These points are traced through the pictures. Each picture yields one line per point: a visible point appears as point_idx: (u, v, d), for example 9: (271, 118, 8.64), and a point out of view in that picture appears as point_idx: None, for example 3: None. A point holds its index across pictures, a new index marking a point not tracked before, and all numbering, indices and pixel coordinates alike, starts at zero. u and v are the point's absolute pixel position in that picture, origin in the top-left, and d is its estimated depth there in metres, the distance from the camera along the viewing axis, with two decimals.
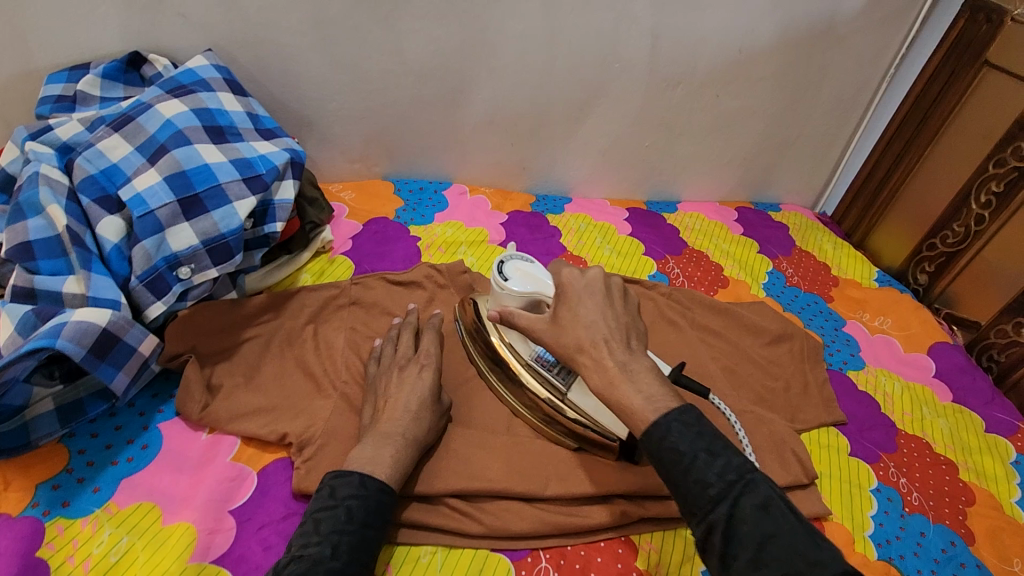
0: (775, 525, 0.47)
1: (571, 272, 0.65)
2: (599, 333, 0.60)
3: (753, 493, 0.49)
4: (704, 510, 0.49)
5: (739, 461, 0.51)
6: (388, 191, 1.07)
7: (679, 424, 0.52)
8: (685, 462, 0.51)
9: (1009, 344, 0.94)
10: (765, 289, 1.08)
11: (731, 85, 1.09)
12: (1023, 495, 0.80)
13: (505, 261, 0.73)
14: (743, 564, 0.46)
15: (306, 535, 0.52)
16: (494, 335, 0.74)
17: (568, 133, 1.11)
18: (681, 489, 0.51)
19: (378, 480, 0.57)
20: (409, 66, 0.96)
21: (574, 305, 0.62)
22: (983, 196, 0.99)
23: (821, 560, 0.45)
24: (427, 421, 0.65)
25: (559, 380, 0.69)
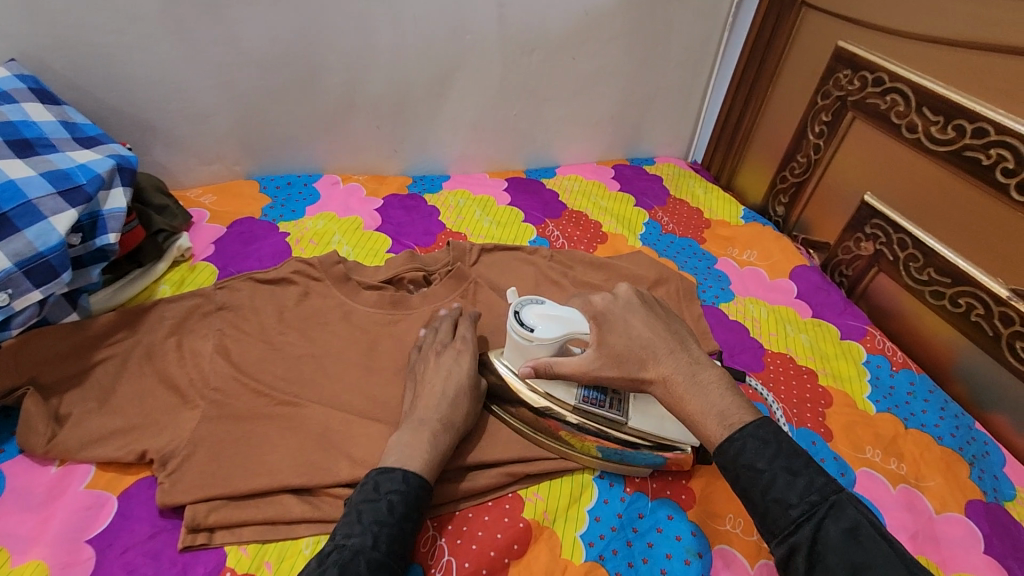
0: (866, 554, 0.45)
1: (606, 299, 0.62)
2: (661, 349, 0.57)
3: (841, 516, 0.47)
4: (784, 531, 0.48)
5: (822, 481, 0.48)
6: (252, 190, 1.03)
7: (754, 440, 0.50)
8: (764, 480, 0.49)
9: (854, 258, 1.03)
10: (642, 239, 1.13)
11: (586, 46, 1.12)
12: (872, 390, 0.89)
13: (520, 309, 0.68)
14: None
15: (349, 525, 0.53)
16: (529, 395, 0.69)
17: (434, 110, 1.10)
18: (757, 506, 0.50)
19: (419, 475, 0.58)
20: (248, 56, 0.92)
21: (623, 324, 0.60)
22: (817, 127, 1.07)
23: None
24: (464, 405, 0.67)
25: (616, 414, 0.68)
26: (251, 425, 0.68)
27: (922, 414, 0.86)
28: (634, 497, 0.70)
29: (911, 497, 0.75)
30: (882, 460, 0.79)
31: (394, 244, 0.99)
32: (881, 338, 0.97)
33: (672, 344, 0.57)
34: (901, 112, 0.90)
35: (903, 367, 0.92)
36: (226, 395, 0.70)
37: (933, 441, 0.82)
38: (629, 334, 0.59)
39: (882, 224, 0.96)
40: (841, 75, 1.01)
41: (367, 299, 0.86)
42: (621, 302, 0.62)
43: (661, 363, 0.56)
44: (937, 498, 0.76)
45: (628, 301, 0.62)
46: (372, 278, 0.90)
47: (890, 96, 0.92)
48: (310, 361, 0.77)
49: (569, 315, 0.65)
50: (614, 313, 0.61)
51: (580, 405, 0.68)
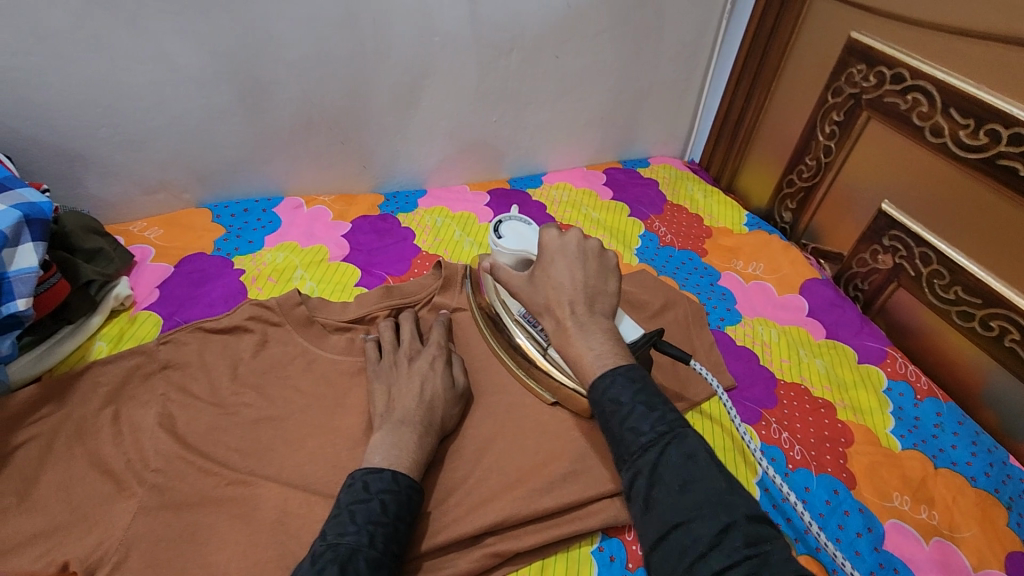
0: (696, 471, 0.50)
1: (550, 233, 0.68)
2: (565, 293, 0.64)
3: (682, 444, 0.52)
4: (633, 456, 0.53)
5: (673, 415, 0.54)
6: (205, 220, 0.92)
7: (622, 377, 0.57)
8: (624, 411, 0.55)
9: (870, 272, 0.94)
10: (638, 255, 1.03)
11: (570, 43, 1.01)
12: (896, 423, 0.81)
13: (503, 221, 0.77)
14: (665, 507, 0.49)
15: (342, 524, 0.52)
16: (492, 288, 0.79)
17: (403, 121, 0.99)
18: (615, 436, 0.55)
19: (408, 477, 0.58)
20: (185, 72, 0.81)
21: (548, 266, 0.66)
22: (827, 127, 0.97)
23: (736, 503, 0.48)
24: (440, 409, 0.66)
25: (540, 336, 0.71)
26: (197, 513, 0.59)
27: (952, 450, 0.78)
28: (638, 574, 0.62)
29: (945, 553, 0.68)
30: (911, 509, 0.72)
31: (364, 276, 0.89)
32: (903, 361, 0.88)
33: (579, 294, 0.64)
34: (925, 114, 0.80)
35: (928, 394, 0.84)
36: (168, 478, 0.61)
37: (966, 483, 0.74)
38: (551, 275, 0.66)
39: (902, 235, 0.87)
40: (855, 70, 0.91)
41: (334, 345, 0.77)
42: (560, 242, 0.67)
43: (560, 303, 0.64)
44: (974, 552, 0.68)
45: (565, 245, 0.67)
46: (339, 318, 0.80)
47: (911, 95, 0.82)
48: (267, 425, 0.68)
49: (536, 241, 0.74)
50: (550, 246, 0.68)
51: (518, 316, 0.74)
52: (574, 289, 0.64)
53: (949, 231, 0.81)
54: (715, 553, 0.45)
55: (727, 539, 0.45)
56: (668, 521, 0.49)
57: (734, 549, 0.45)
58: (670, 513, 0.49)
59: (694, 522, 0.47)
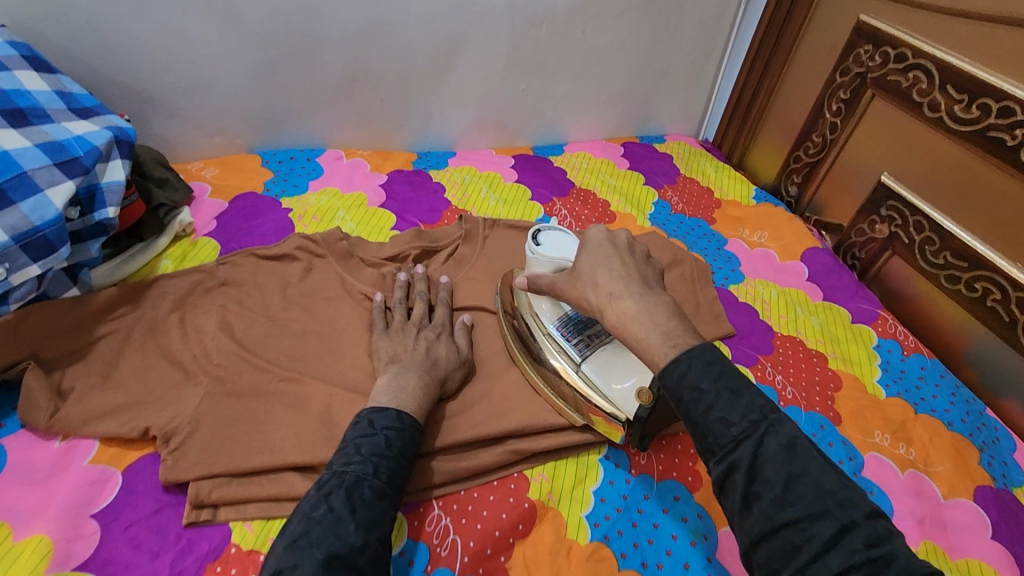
0: (802, 465, 0.44)
1: (596, 229, 0.64)
2: (617, 271, 0.58)
3: (779, 432, 0.46)
4: (725, 449, 0.46)
5: (763, 402, 0.47)
6: (255, 164, 1.01)
7: (700, 361, 0.49)
8: (707, 399, 0.47)
9: (867, 241, 1.01)
10: (651, 219, 1.10)
11: (597, 18, 1.08)
12: (883, 374, 0.88)
13: (540, 230, 0.73)
14: (766, 504, 0.44)
15: (347, 454, 0.54)
16: (524, 300, 0.77)
17: (439, 83, 1.07)
18: (698, 426, 0.48)
19: (411, 416, 0.60)
20: (248, 25, 0.89)
21: (595, 254, 0.62)
22: (834, 105, 1.04)
23: (851, 500, 0.43)
24: (444, 369, 0.69)
25: (575, 351, 0.72)
26: (254, 401, 0.67)
27: (932, 399, 0.85)
28: (639, 480, 0.69)
29: (919, 482, 0.75)
30: (890, 444, 0.79)
31: (399, 221, 0.97)
32: (893, 322, 0.95)
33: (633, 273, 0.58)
34: (924, 90, 0.87)
35: (914, 351, 0.91)
36: (229, 372, 0.69)
37: (944, 427, 0.81)
38: (594, 256, 0.61)
39: (898, 206, 0.94)
40: (862, 50, 0.98)
41: (367, 277, 0.84)
42: (608, 232, 0.63)
43: (610, 281, 0.58)
44: (945, 483, 0.75)
45: (613, 234, 0.63)
46: (377, 255, 0.89)
47: (912, 73, 0.89)
48: (313, 337, 0.76)
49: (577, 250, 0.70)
50: (594, 239, 0.63)
51: (552, 328, 0.74)
52: (626, 266, 0.59)
53: (940, 199, 0.88)
54: (833, 556, 0.40)
55: (847, 541, 0.41)
56: (773, 519, 0.43)
57: (854, 552, 0.40)
58: (776, 511, 0.43)
59: (806, 520, 0.42)
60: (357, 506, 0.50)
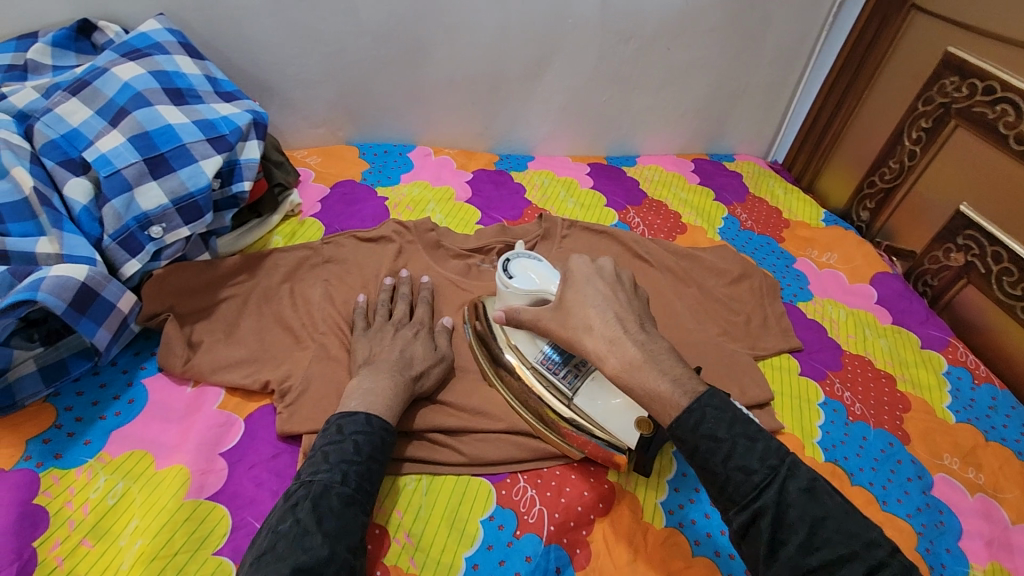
0: (822, 507, 0.49)
1: (579, 262, 0.66)
2: (611, 314, 0.60)
3: (797, 477, 0.50)
4: (748, 498, 0.49)
5: (777, 445, 0.51)
6: (354, 155, 1.09)
7: (713, 409, 0.52)
8: (724, 449, 0.51)
9: (941, 268, 1.02)
10: (720, 234, 1.14)
11: (681, 37, 1.13)
12: (953, 400, 0.88)
13: (511, 259, 0.73)
14: (793, 549, 0.47)
15: (315, 465, 0.55)
16: (500, 336, 0.74)
17: (527, 91, 1.13)
18: (719, 478, 0.51)
19: (382, 419, 0.60)
20: (365, 27, 0.97)
21: (581, 286, 0.64)
22: (914, 133, 1.06)
23: (869, 538, 0.48)
24: (421, 368, 0.69)
25: (564, 385, 0.69)
26: None
27: (1003, 428, 0.85)
28: None
29: (988, 506, 0.75)
30: (960, 468, 0.80)
31: (483, 217, 1.03)
32: (963, 350, 0.96)
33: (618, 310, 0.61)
34: (1011, 123, 0.89)
35: (985, 381, 0.91)
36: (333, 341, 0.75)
37: (1014, 456, 0.82)
38: (584, 295, 0.63)
39: (977, 235, 0.95)
40: (948, 82, 1.00)
41: (451, 267, 0.91)
42: (594, 267, 0.65)
43: (605, 325, 0.59)
44: (1015, 510, 0.75)
45: (600, 268, 0.66)
46: (461, 246, 0.94)
47: (1000, 106, 0.91)
48: None
49: (549, 278, 0.70)
50: (580, 275, 0.65)
51: (535, 361, 0.70)
52: (621, 307, 0.61)
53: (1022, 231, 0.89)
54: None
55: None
56: (801, 564, 0.47)
57: None
58: (802, 557, 0.47)
59: (834, 564, 0.46)
60: (324, 515, 0.51)
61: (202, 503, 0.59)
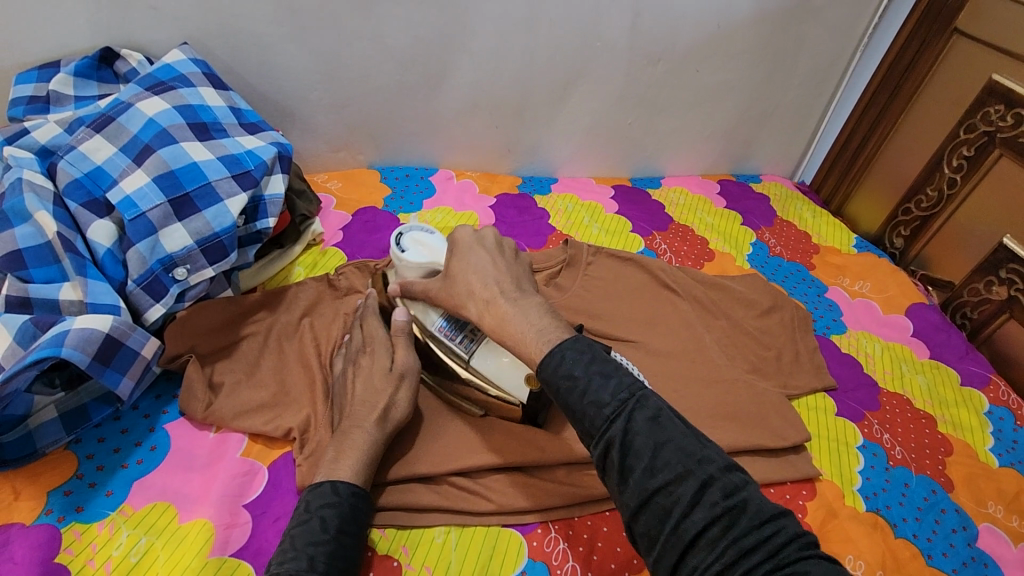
0: (666, 432, 0.47)
1: (465, 231, 0.70)
2: (489, 277, 0.63)
3: (645, 407, 0.49)
4: (601, 429, 0.48)
5: (631, 380, 0.51)
6: (375, 179, 1.07)
7: (571, 352, 0.53)
8: (580, 387, 0.51)
9: (981, 302, 0.99)
10: (749, 261, 1.10)
11: (711, 59, 1.10)
12: (996, 442, 0.85)
13: (402, 232, 0.74)
14: (638, 475, 0.46)
15: (281, 552, 0.52)
16: (403, 307, 0.72)
17: (552, 113, 1.11)
18: (574, 412, 0.50)
19: (349, 484, 0.59)
20: (390, 51, 0.95)
21: (466, 256, 0.66)
22: (954, 160, 1.02)
23: (709, 457, 0.47)
24: (380, 399, 0.64)
25: (460, 348, 0.68)
26: None
27: None
28: None
29: None
30: (1004, 516, 0.77)
31: None
32: (1005, 389, 0.93)
33: (503, 275, 0.64)
34: None
35: None
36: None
37: None
38: (467, 262, 0.66)
39: (1021, 270, 0.91)
40: (992, 109, 0.96)
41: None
42: (476, 236, 0.69)
43: (485, 287, 0.63)
44: None
45: (481, 237, 0.69)
46: None
47: None
48: None
49: (439, 251, 0.71)
50: (464, 242, 0.68)
51: (434, 330, 0.69)
52: (499, 271, 0.64)
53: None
54: (698, 513, 0.44)
55: (707, 495, 0.45)
56: (645, 487, 0.46)
57: (713, 504, 0.44)
58: (646, 479, 0.46)
59: (672, 483, 0.45)
60: None
61: (227, 561, 0.57)
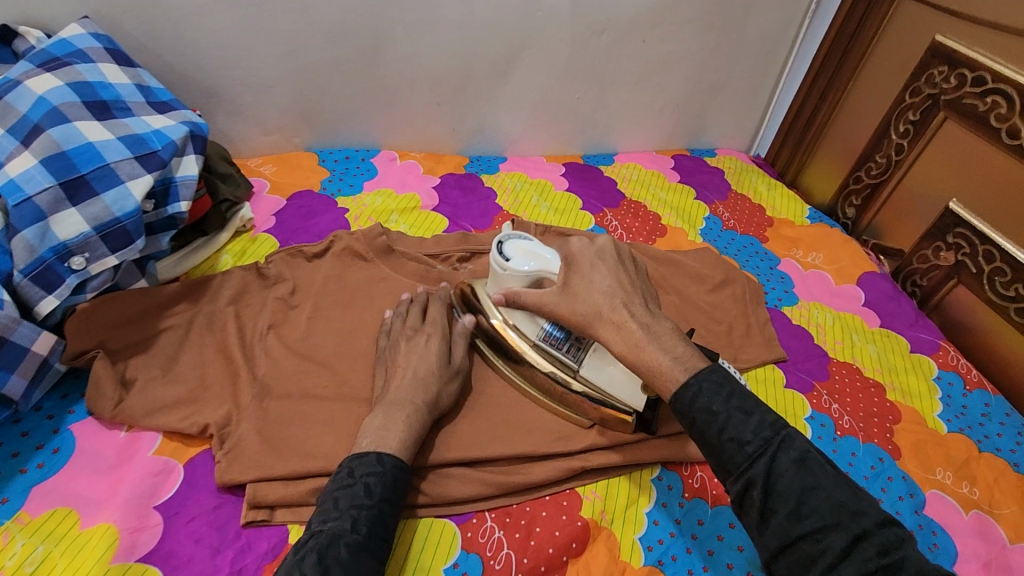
0: (815, 477, 0.46)
1: (581, 244, 0.63)
2: (618, 296, 0.57)
3: (791, 447, 0.47)
4: (741, 467, 0.47)
5: (775, 417, 0.49)
6: (312, 162, 1.02)
7: (710, 383, 0.51)
8: (719, 421, 0.49)
9: (930, 268, 0.98)
10: (702, 235, 1.09)
11: (658, 29, 1.07)
12: (944, 408, 0.85)
13: (504, 240, 0.72)
14: (782, 518, 0.45)
15: (325, 512, 0.52)
16: (497, 317, 0.72)
17: (497, 88, 1.07)
18: (713, 448, 0.49)
19: (394, 456, 0.57)
20: (317, 25, 0.91)
21: (587, 272, 0.60)
22: (902, 126, 1.01)
23: (862, 510, 0.45)
24: (434, 386, 0.65)
25: (569, 357, 0.69)
26: (309, 404, 0.68)
27: (996, 437, 0.82)
28: (693, 503, 0.68)
29: (983, 524, 0.72)
30: (953, 483, 0.76)
31: (451, 225, 0.97)
32: (954, 354, 0.92)
33: (630, 292, 0.58)
34: (1003, 115, 0.85)
35: (977, 386, 0.87)
36: (278, 376, 0.69)
37: (1008, 467, 0.78)
38: (590, 279, 0.59)
39: (967, 233, 0.90)
40: (936, 71, 0.95)
41: (410, 271, 0.87)
42: (595, 249, 0.62)
43: (613, 308, 0.57)
44: (1012, 527, 0.72)
45: (600, 250, 0.62)
46: (417, 251, 0.89)
47: (991, 98, 0.86)
48: (361, 336, 0.76)
49: (549, 258, 0.68)
50: (584, 258, 0.62)
51: (539, 340, 0.69)
52: (626, 290, 0.58)
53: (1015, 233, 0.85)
54: (848, 565, 0.43)
55: (859, 550, 0.43)
56: (788, 532, 0.45)
57: (867, 561, 0.42)
58: (791, 524, 0.45)
59: (821, 532, 0.44)
60: (330, 567, 0.47)
61: (133, 566, 0.53)
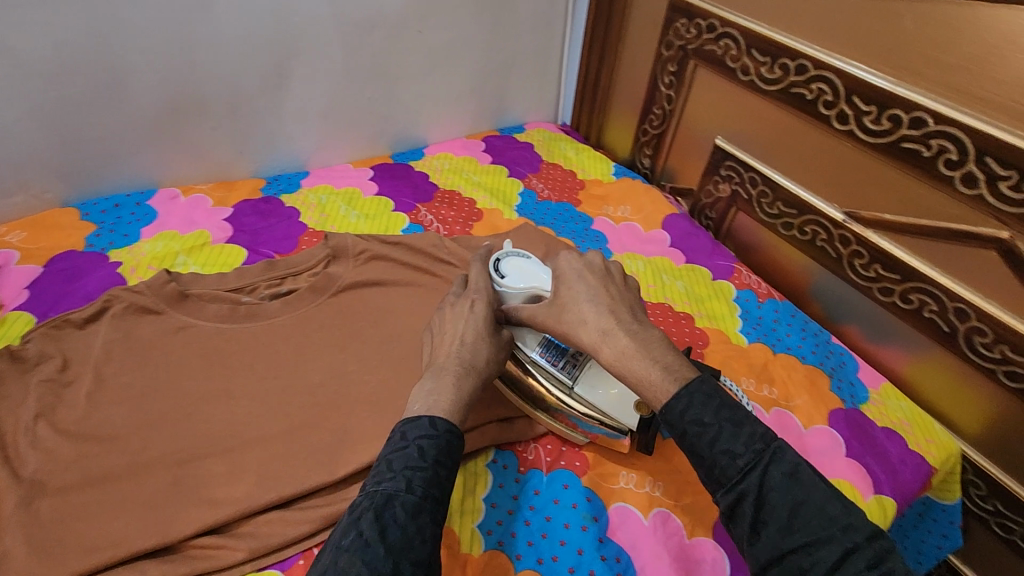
0: (804, 491, 0.48)
1: (568, 259, 0.66)
2: (605, 307, 0.60)
3: (782, 461, 0.49)
4: (733, 479, 0.49)
5: (764, 429, 0.50)
6: (73, 219, 0.90)
7: (700, 396, 0.52)
8: (710, 433, 0.50)
9: (715, 201, 1.08)
10: (517, 210, 1.11)
11: (432, 17, 1.07)
12: (743, 323, 0.94)
13: (501, 258, 0.75)
14: (773, 531, 0.47)
15: (379, 473, 0.49)
16: None
17: (276, 102, 1.01)
18: (704, 460, 0.50)
19: (447, 420, 0.54)
20: (32, 67, 0.80)
21: (573, 283, 0.63)
22: (666, 78, 1.10)
23: (853, 523, 0.46)
24: (485, 350, 0.63)
25: (565, 374, 0.71)
26: (92, 491, 0.60)
27: (787, 338, 0.92)
28: (528, 476, 0.70)
29: (782, 418, 0.81)
30: (755, 388, 0.84)
31: (250, 254, 0.91)
32: (747, 273, 1.02)
33: (617, 306, 0.60)
34: (735, 56, 0.94)
35: (768, 297, 0.98)
36: (48, 470, 0.61)
37: (799, 362, 0.88)
38: (575, 289, 0.63)
39: (734, 164, 1.00)
40: (679, 24, 1.04)
41: (210, 313, 0.79)
42: (584, 262, 0.65)
43: (599, 317, 0.59)
44: (804, 414, 0.81)
45: (589, 262, 0.65)
46: (215, 289, 0.82)
47: (723, 41, 0.95)
48: (152, 398, 0.69)
49: (542, 277, 0.72)
50: (571, 271, 0.65)
51: (535, 356, 0.72)
52: (614, 299, 0.61)
53: (960, 264, 0.75)
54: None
55: (849, 563, 0.45)
56: (780, 545, 0.47)
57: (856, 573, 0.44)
58: (782, 538, 0.47)
59: (812, 545, 0.46)
60: (386, 528, 0.45)
61: None
